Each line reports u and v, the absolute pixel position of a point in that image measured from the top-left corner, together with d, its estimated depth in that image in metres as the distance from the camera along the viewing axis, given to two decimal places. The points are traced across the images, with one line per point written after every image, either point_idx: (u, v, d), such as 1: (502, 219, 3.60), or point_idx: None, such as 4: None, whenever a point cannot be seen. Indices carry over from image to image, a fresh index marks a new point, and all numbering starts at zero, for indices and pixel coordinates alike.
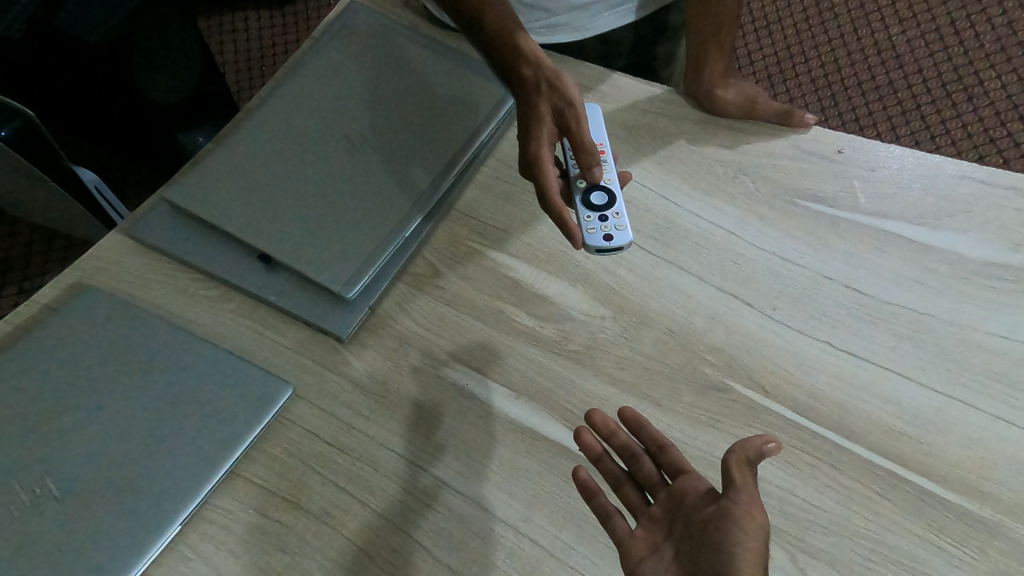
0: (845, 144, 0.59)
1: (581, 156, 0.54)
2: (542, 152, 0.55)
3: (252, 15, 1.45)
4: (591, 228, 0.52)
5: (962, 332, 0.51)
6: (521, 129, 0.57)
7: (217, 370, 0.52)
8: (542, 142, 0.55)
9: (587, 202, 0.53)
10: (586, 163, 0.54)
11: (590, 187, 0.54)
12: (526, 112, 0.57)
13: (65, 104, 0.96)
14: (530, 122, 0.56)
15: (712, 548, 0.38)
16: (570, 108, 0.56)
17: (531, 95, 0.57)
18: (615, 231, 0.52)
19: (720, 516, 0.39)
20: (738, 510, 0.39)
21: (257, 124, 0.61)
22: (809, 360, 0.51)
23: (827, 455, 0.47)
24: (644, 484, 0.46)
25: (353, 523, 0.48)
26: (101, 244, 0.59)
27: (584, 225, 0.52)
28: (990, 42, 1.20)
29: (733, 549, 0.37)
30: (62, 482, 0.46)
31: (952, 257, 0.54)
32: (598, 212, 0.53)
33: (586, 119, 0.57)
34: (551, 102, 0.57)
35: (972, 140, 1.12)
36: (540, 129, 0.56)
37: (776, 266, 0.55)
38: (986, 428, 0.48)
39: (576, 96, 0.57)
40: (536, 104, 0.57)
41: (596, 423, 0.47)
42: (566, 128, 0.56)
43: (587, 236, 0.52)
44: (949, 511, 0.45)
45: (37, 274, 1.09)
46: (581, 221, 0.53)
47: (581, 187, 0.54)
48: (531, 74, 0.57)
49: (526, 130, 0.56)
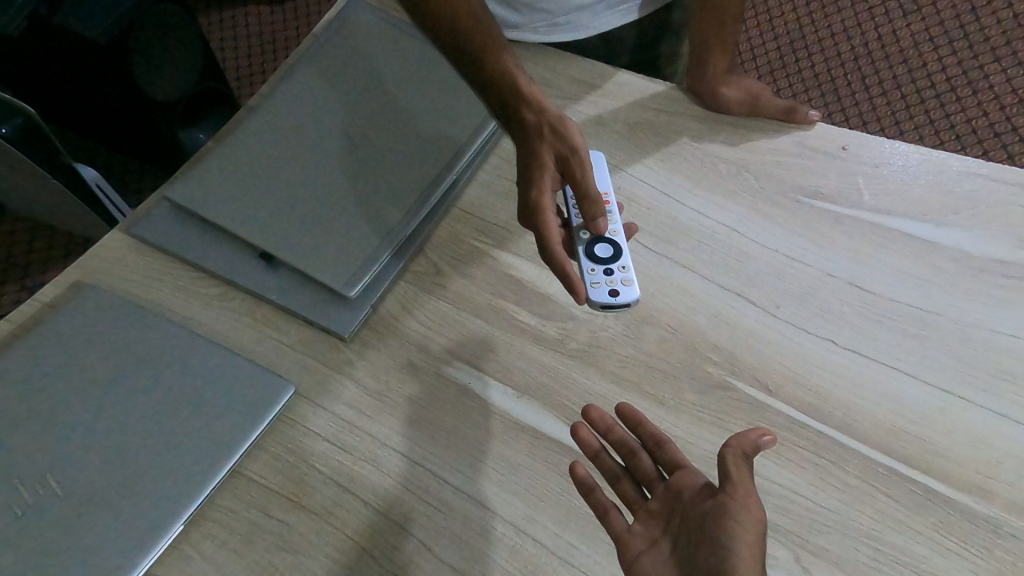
0: (848, 141, 0.59)
1: (585, 207, 0.53)
2: (544, 200, 0.52)
3: (252, 11, 1.45)
4: (595, 282, 0.50)
5: (968, 331, 0.51)
6: (523, 175, 0.55)
7: (217, 367, 0.52)
8: (544, 189, 0.53)
9: (590, 254, 0.52)
10: (590, 214, 0.52)
11: (594, 238, 0.52)
12: (527, 159, 0.55)
13: (67, 100, 0.96)
14: (532, 169, 0.54)
15: (711, 545, 0.38)
16: (574, 155, 0.54)
17: (533, 142, 0.55)
18: (621, 286, 0.50)
19: (718, 513, 0.39)
20: (737, 506, 0.38)
21: (257, 122, 0.61)
22: (814, 358, 0.51)
23: (833, 455, 0.47)
24: (642, 479, 0.46)
25: (354, 522, 0.48)
26: (102, 242, 0.59)
27: (587, 280, 0.50)
28: (995, 35, 1.19)
29: (734, 545, 0.37)
30: (62, 480, 0.46)
31: (958, 254, 0.53)
32: (603, 265, 0.51)
33: (590, 166, 0.54)
34: (555, 150, 0.54)
35: (977, 134, 1.11)
36: (542, 175, 0.54)
37: (781, 264, 0.55)
38: (992, 426, 0.47)
39: (581, 142, 0.54)
40: (538, 151, 0.54)
41: (592, 418, 0.47)
42: (570, 176, 0.54)
43: (591, 291, 0.50)
44: (954, 511, 0.45)
45: (38, 273, 1.09)
46: (584, 273, 0.51)
47: (584, 239, 0.53)
48: (534, 120, 0.55)
49: (527, 177, 0.54)
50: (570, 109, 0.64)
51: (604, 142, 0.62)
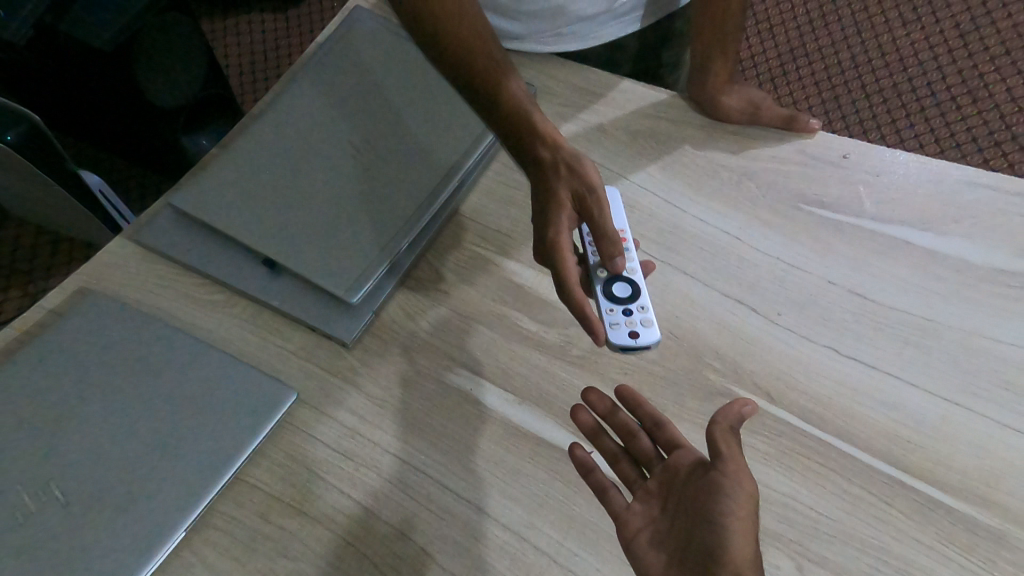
0: (849, 150, 0.59)
1: (602, 245, 0.51)
2: (561, 237, 0.51)
3: (256, 18, 1.46)
4: (614, 322, 0.49)
5: (970, 340, 0.51)
6: (538, 213, 0.54)
7: (220, 372, 0.52)
8: (562, 227, 0.51)
9: (608, 293, 0.50)
10: (607, 253, 0.51)
11: (612, 277, 0.51)
12: (543, 196, 0.54)
13: (71, 107, 0.97)
14: (548, 207, 0.53)
15: (705, 523, 0.39)
16: (591, 193, 0.52)
17: (549, 179, 0.54)
18: (641, 327, 0.48)
19: (711, 490, 0.39)
20: (729, 482, 0.39)
21: (260, 129, 0.61)
22: (816, 365, 0.51)
23: (835, 463, 0.47)
24: (642, 459, 0.46)
25: (356, 529, 0.48)
26: (107, 249, 0.59)
27: (607, 321, 0.49)
28: (995, 44, 1.20)
29: (727, 522, 0.38)
30: (64, 487, 0.46)
31: (959, 263, 0.53)
32: (621, 304, 0.49)
33: (608, 205, 0.53)
34: (572, 188, 0.53)
35: (977, 143, 1.11)
36: (559, 214, 0.52)
37: (782, 272, 0.55)
38: (994, 436, 0.47)
39: (598, 181, 0.53)
40: (555, 188, 0.53)
41: (591, 401, 0.47)
42: (588, 215, 0.52)
43: (611, 333, 0.48)
44: (957, 521, 0.45)
45: (41, 277, 1.10)
46: (603, 313, 0.49)
47: (602, 277, 0.51)
48: (550, 157, 0.54)
49: (543, 215, 0.53)
50: (572, 118, 0.64)
51: (606, 150, 0.62)
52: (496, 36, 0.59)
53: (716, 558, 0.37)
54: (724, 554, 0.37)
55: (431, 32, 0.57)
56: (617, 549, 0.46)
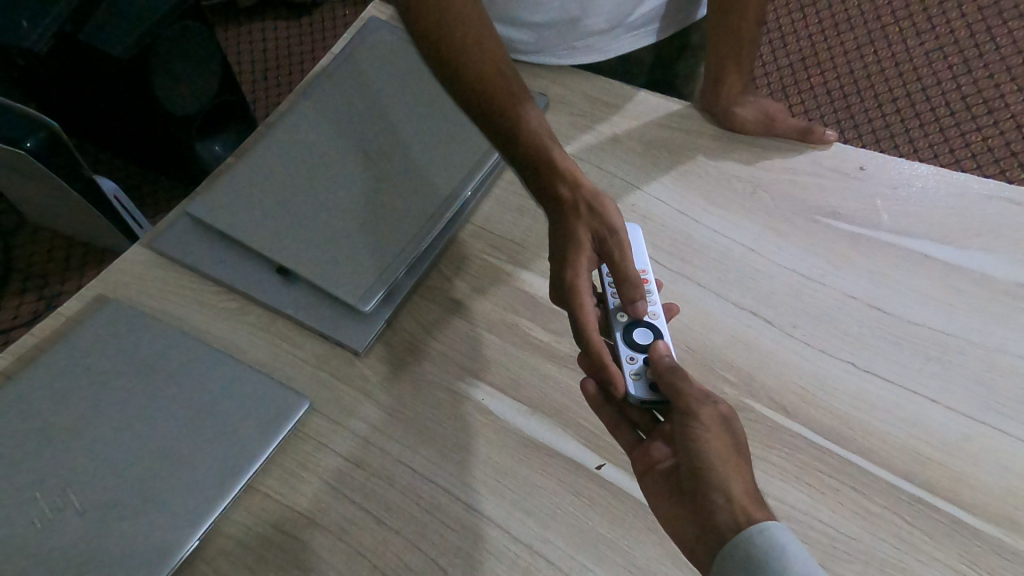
0: (866, 161, 0.59)
1: (623, 287, 0.50)
2: (580, 280, 0.50)
3: (269, 26, 1.48)
4: (635, 372, 0.47)
5: (990, 356, 0.50)
6: (557, 252, 0.53)
7: (233, 381, 0.52)
8: (580, 269, 0.50)
9: (628, 340, 0.48)
10: (628, 298, 0.49)
11: (632, 322, 0.49)
12: (562, 236, 0.53)
13: (89, 114, 0.98)
14: (567, 247, 0.52)
15: (686, 453, 0.42)
16: (612, 236, 0.52)
17: (568, 220, 0.53)
18: None
19: (684, 421, 0.43)
20: (698, 409, 0.43)
21: (274, 139, 0.61)
22: (833, 380, 0.50)
23: (851, 479, 0.47)
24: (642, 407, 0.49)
25: (368, 540, 0.48)
26: (124, 256, 0.60)
27: (627, 371, 0.47)
28: (1011, 54, 1.19)
29: (705, 445, 0.42)
30: (79, 494, 0.46)
31: (979, 277, 0.53)
32: (642, 353, 0.48)
33: (629, 246, 0.52)
34: (592, 230, 0.52)
35: (992, 153, 1.11)
36: (578, 256, 0.51)
37: (797, 284, 0.54)
38: (1017, 455, 0.46)
39: (618, 222, 0.52)
40: (574, 229, 0.52)
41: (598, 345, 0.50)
42: (608, 257, 0.51)
43: (631, 385, 0.47)
44: (978, 540, 0.44)
45: (55, 283, 1.11)
46: (622, 362, 0.48)
47: (622, 322, 0.50)
48: (570, 196, 0.53)
49: (561, 256, 0.52)
50: (586, 128, 0.64)
51: (620, 160, 0.62)
52: (514, 65, 0.57)
53: (703, 481, 0.41)
54: (710, 475, 0.41)
55: (445, 55, 0.55)
56: (629, 564, 0.46)
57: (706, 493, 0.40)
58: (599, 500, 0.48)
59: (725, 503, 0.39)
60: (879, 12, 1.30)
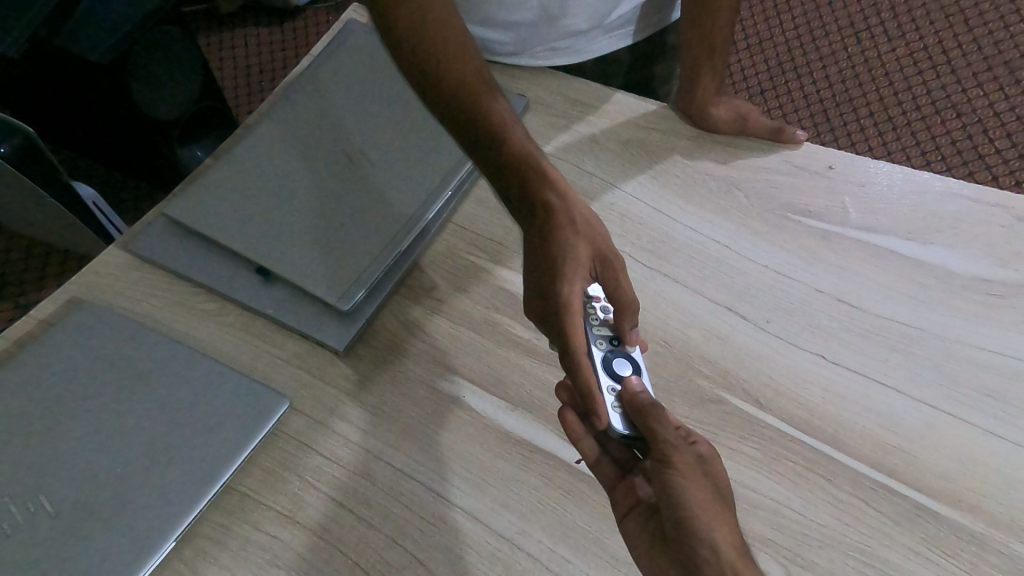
0: (835, 161, 0.61)
1: (620, 314, 0.49)
2: (575, 298, 0.49)
3: (251, 32, 1.47)
4: (616, 404, 0.46)
5: (952, 347, 0.51)
6: (551, 265, 0.51)
7: (210, 382, 0.52)
8: (575, 285, 0.49)
9: (608, 369, 0.47)
10: (628, 324, 0.49)
11: (612, 351, 0.48)
12: (558, 249, 0.51)
13: (67, 121, 0.98)
14: (565, 261, 0.50)
15: (667, 502, 0.41)
16: (615, 259, 0.51)
17: (566, 234, 0.52)
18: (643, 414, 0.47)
19: (661, 469, 0.42)
20: (676, 456, 0.42)
21: (253, 141, 0.61)
22: (803, 372, 0.51)
23: (821, 467, 0.48)
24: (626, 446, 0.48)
25: (348, 537, 0.48)
26: (100, 258, 0.60)
27: (609, 402, 0.46)
28: (977, 60, 1.22)
29: (687, 496, 0.41)
30: (53, 498, 0.46)
31: (941, 272, 0.54)
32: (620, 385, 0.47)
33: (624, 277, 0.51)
34: (591, 249, 0.52)
35: (962, 156, 1.13)
36: (576, 272, 0.50)
37: (770, 280, 0.56)
38: (978, 442, 0.48)
39: (615, 248, 0.53)
40: (573, 244, 0.51)
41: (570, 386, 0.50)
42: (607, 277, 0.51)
43: (613, 418, 0.45)
44: (941, 526, 0.45)
45: (31, 290, 1.09)
46: (603, 390, 0.46)
47: (602, 348, 0.48)
48: (563, 210, 0.53)
49: (557, 268, 0.50)
50: (564, 129, 0.65)
51: (598, 160, 0.63)
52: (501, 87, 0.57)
53: (689, 533, 0.40)
54: (695, 527, 0.40)
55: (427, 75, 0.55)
56: (607, 556, 0.46)
57: (692, 545, 0.40)
58: (578, 493, 0.49)
59: (712, 556, 0.39)
60: (852, 18, 1.33)
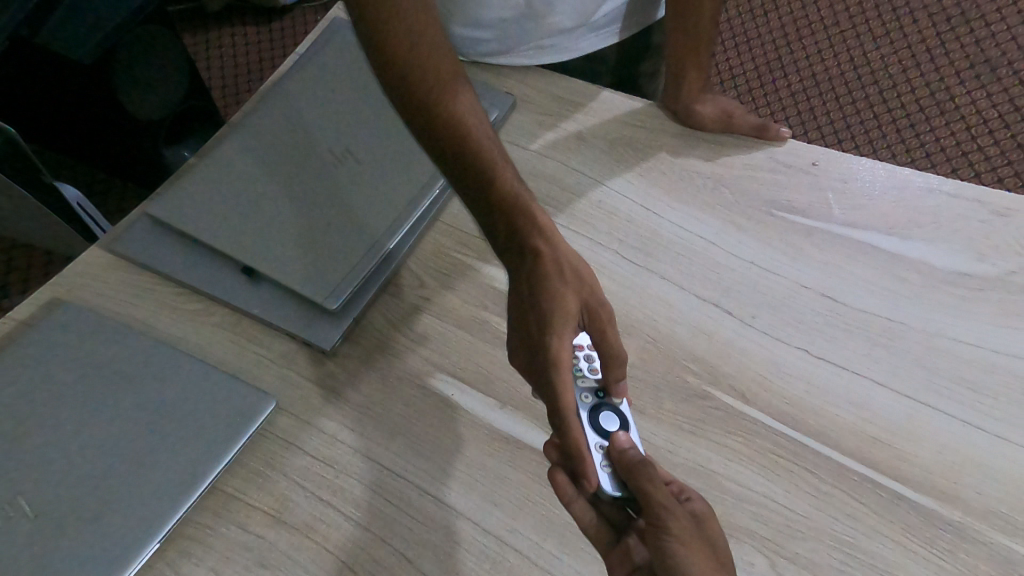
0: (819, 157, 0.61)
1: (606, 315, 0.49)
2: (564, 351, 0.47)
3: (238, 31, 1.46)
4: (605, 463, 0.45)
5: (933, 340, 0.52)
6: (538, 316, 0.49)
7: (195, 383, 0.51)
8: (564, 337, 0.48)
9: (596, 426, 0.46)
10: (613, 353, 0.48)
11: (599, 404, 0.47)
12: (547, 299, 0.49)
13: (50, 120, 0.97)
14: (553, 312, 0.48)
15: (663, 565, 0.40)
16: (602, 306, 0.50)
17: (555, 282, 0.50)
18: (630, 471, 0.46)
19: (656, 532, 0.41)
20: (670, 519, 0.41)
21: (239, 140, 0.61)
22: (787, 366, 0.52)
23: (803, 459, 0.48)
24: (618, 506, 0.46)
25: (335, 536, 0.48)
26: (83, 258, 0.59)
27: (597, 460, 0.45)
28: (959, 58, 1.24)
29: (683, 560, 0.39)
30: (34, 500, 0.45)
31: (922, 266, 0.55)
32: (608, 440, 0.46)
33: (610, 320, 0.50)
34: (580, 297, 0.50)
35: (946, 154, 1.15)
36: (565, 324, 0.48)
37: (755, 275, 0.56)
38: (958, 435, 0.48)
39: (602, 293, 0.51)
40: (563, 294, 0.49)
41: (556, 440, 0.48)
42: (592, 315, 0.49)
43: (603, 479, 0.44)
44: (921, 517, 0.46)
45: (15, 292, 1.07)
46: (592, 449, 0.45)
47: (589, 402, 0.47)
48: (551, 254, 0.51)
49: (545, 320, 0.48)
50: (551, 127, 0.65)
51: (584, 158, 0.63)
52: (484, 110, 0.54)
53: None
54: None
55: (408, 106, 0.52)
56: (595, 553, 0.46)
57: None
58: None
59: None
60: (837, 18, 1.35)
